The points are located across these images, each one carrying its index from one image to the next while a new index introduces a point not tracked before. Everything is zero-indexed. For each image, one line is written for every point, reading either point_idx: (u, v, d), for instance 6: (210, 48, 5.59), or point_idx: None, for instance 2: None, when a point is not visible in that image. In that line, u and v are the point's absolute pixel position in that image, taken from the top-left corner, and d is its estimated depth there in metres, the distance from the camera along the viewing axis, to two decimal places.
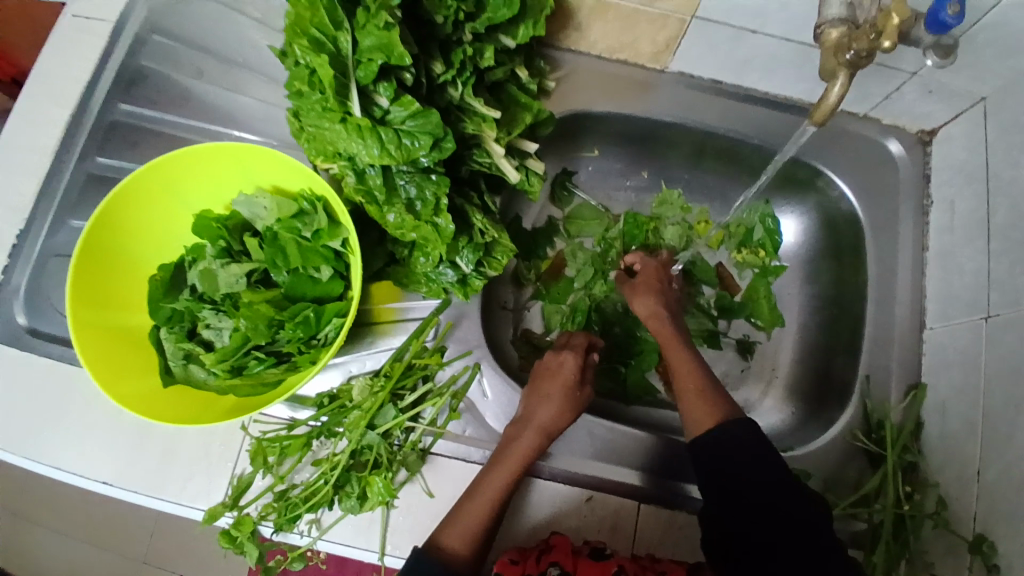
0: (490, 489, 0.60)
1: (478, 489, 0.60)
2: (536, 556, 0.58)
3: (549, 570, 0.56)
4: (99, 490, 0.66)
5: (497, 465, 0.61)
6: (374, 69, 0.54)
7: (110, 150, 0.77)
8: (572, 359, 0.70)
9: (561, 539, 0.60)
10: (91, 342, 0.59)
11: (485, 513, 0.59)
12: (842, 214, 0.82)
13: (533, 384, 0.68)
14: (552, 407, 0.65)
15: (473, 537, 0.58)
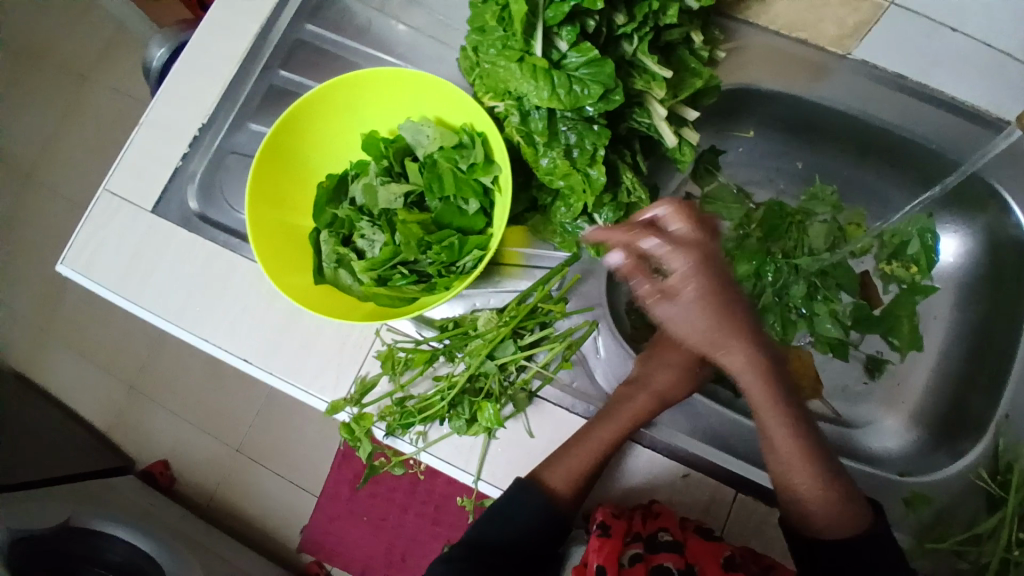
0: (598, 438, 0.64)
1: (588, 435, 0.64)
2: (643, 518, 0.60)
3: (659, 533, 0.57)
4: (240, 366, 0.75)
5: (607, 417, 0.65)
6: (564, 11, 0.55)
7: (291, 65, 0.83)
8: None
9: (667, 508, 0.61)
10: (267, 233, 0.66)
11: (592, 459, 0.63)
12: (1013, 240, 0.74)
13: (655, 350, 0.70)
14: (669, 376, 0.68)
15: (575, 478, 0.63)
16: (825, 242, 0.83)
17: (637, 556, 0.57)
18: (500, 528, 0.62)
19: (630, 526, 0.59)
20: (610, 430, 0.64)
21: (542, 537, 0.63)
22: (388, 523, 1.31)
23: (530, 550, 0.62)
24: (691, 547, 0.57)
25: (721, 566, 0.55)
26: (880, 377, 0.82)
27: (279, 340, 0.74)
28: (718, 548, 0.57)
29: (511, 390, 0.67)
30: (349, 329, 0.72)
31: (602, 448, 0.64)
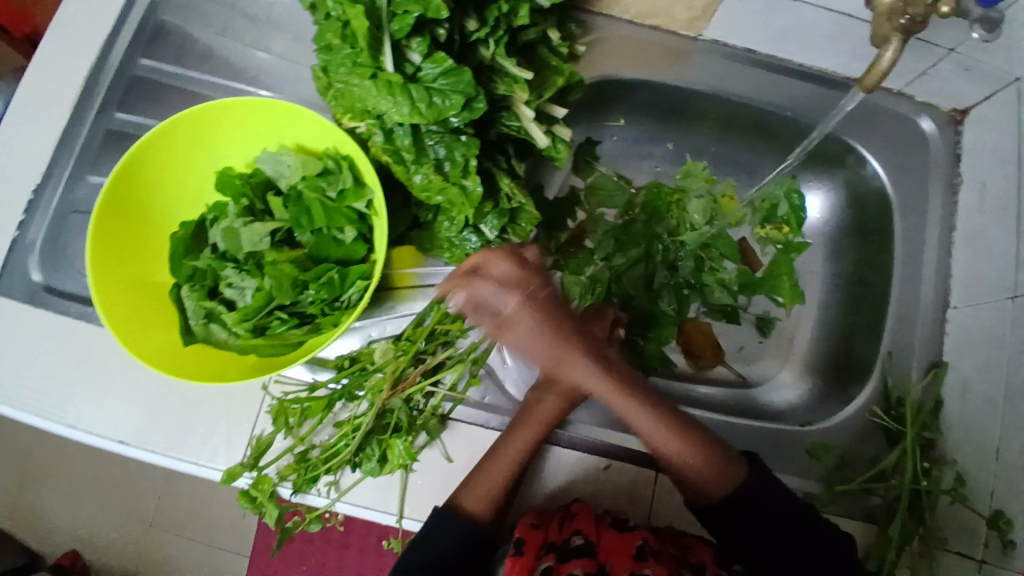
0: (512, 447, 0.62)
1: (500, 448, 0.63)
2: (559, 523, 0.61)
3: (572, 539, 0.59)
4: (116, 449, 0.66)
5: (519, 424, 0.64)
6: (408, 23, 0.52)
7: (130, 105, 0.74)
8: (599, 327, 0.72)
9: (583, 507, 0.62)
10: (118, 297, 0.59)
11: (506, 473, 0.62)
12: (872, 191, 0.80)
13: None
14: None
15: (492, 494, 0.61)
16: (704, 217, 0.83)
17: (549, 568, 0.59)
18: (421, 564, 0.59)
19: (546, 536, 0.60)
20: (523, 438, 0.63)
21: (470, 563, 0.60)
22: (329, 566, 1.23)
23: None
24: (604, 547, 0.59)
25: (632, 561, 0.58)
26: (771, 333, 0.87)
27: (159, 411, 0.66)
28: (630, 540, 0.59)
29: (422, 419, 0.64)
30: (234, 388, 0.66)
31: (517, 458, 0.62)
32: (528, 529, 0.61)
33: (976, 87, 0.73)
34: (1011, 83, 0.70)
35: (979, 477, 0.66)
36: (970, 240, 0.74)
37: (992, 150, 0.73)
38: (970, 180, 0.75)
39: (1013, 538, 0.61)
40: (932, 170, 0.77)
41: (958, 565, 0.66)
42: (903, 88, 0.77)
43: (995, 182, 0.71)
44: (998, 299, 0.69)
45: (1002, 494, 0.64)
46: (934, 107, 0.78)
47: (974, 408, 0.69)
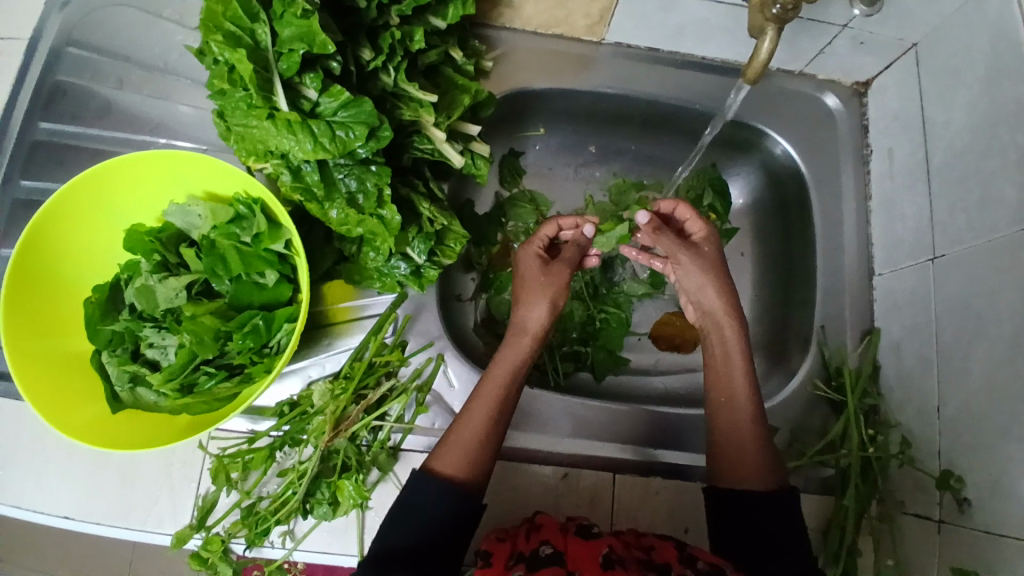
0: (484, 398, 0.61)
1: (467, 408, 0.61)
2: (526, 534, 0.59)
3: (542, 548, 0.56)
4: (58, 526, 0.63)
5: (488, 374, 0.64)
6: (296, 61, 0.51)
7: (36, 171, 0.72)
8: (533, 255, 0.73)
9: (549, 519, 0.60)
10: (33, 372, 0.57)
11: (478, 425, 0.60)
12: (786, 170, 0.82)
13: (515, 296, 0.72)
14: (528, 304, 0.70)
15: (469, 452, 0.59)
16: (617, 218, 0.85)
17: None
18: (399, 540, 0.55)
19: (514, 547, 0.58)
20: (492, 388, 0.62)
21: (458, 530, 0.57)
22: None
23: (436, 548, 0.55)
24: (573, 556, 0.56)
25: (600, 566, 0.55)
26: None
27: (99, 482, 0.63)
28: (597, 548, 0.57)
29: (371, 455, 0.63)
30: (174, 449, 0.64)
31: (490, 407, 0.61)
32: (495, 542, 0.59)
33: (873, 59, 0.76)
34: (909, 49, 0.73)
35: (924, 436, 0.67)
36: (885, 205, 0.77)
37: (894, 117, 0.76)
38: (879, 149, 0.78)
39: (967, 494, 0.61)
40: (843, 144, 0.80)
41: (915, 525, 0.66)
42: (803, 69, 0.80)
43: (901, 148, 0.75)
44: (917, 260, 0.71)
45: (948, 450, 0.64)
46: (836, 83, 0.82)
47: (908, 367, 0.70)
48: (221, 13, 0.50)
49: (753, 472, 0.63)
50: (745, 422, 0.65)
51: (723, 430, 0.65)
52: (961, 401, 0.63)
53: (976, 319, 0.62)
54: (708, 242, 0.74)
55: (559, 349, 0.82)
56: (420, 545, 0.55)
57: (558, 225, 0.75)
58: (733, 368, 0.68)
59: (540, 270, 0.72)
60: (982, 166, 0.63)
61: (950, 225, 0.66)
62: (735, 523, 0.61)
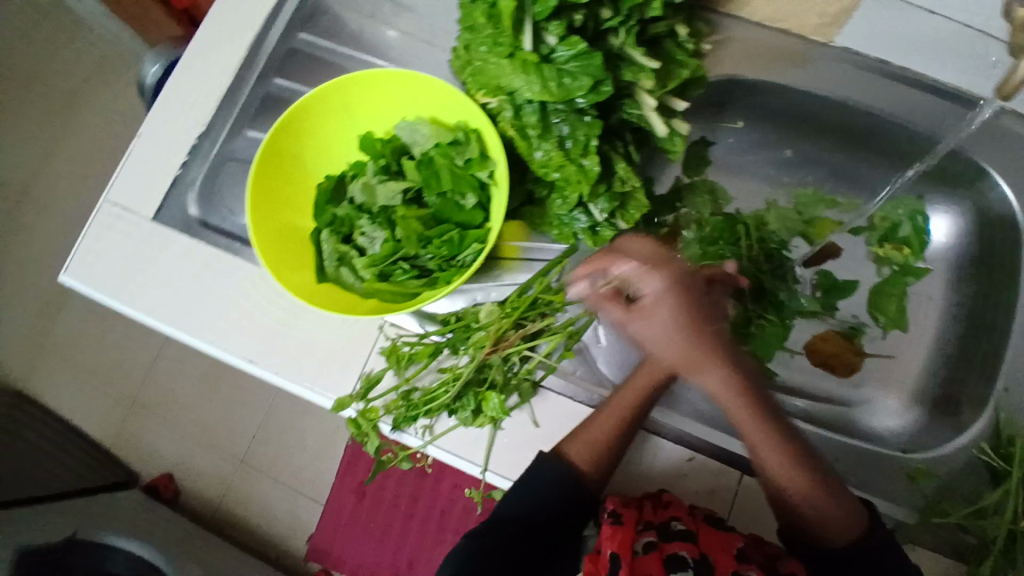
0: (619, 404, 0.64)
1: (606, 407, 0.64)
2: (655, 508, 0.60)
3: (671, 523, 0.58)
4: (244, 369, 0.76)
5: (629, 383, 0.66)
6: (550, 6, 0.57)
7: (287, 72, 0.85)
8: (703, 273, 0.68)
9: (676, 498, 0.61)
10: (270, 230, 0.67)
11: (613, 428, 0.63)
12: (1002, 218, 0.76)
13: None
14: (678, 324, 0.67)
15: (595, 449, 0.63)
16: (793, 230, 0.85)
17: (652, 543, 0.57)
18: (514, 508, 0.63)
19: (642, 515, 0.60)
20: (627, 396, 0.65)
21: (566, 511, 0.63)
22: (394, 528, 1.33)
23: (546, 525, 0.63)
24: (703, 538, 0.57)
25: (733, 560, 0.56)
26: (860, 343, 0.84)
27: (283, 339, 0.75)
28: (729, 540, 0.58)
29: (515, 381, 0.69)
30: (349, 329, 0.74)
31: (625, 411, 0.64)
32: (622, 504, 0.61)
33: None
34: None
35: None
36: None
37: None
38: None
39: None
40: None
41: None
42: None
43: None
44: None
45: None
46: None
47: None
48: None
49: (844, 531, 0.59)
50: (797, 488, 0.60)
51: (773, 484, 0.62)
52: None
53: None
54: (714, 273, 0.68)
55: None
56: (532, 521, 0.62)
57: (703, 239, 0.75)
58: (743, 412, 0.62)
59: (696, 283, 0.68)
60: None
61: None
62: (830, 570, 0.60)
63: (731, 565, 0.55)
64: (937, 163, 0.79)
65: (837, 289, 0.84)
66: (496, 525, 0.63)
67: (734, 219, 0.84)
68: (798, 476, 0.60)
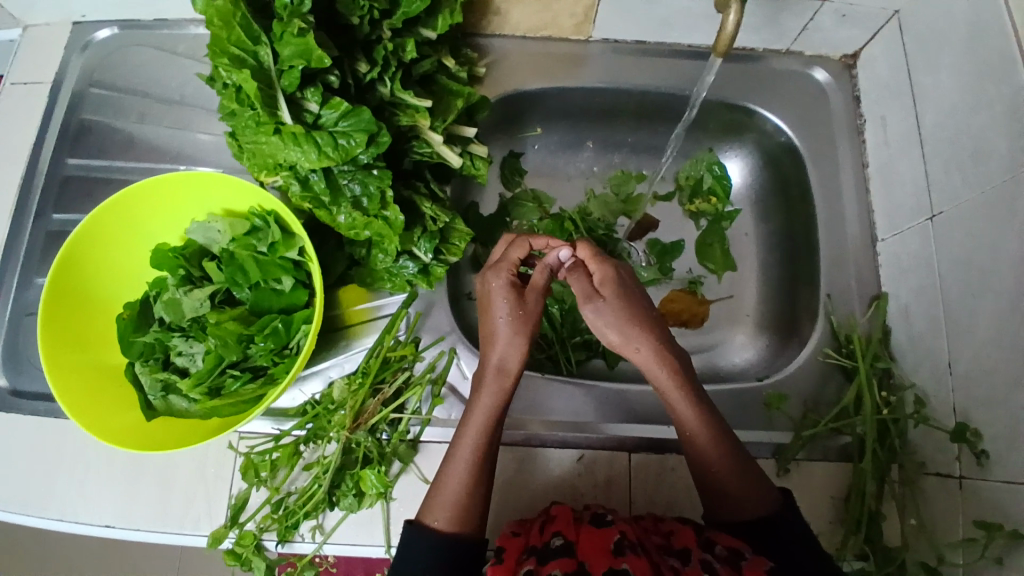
0: (463, 449, 0.59)
1: (449, 463, 0.60)
2: (539, 528, 0.58)
3: (551, 541, 0.56)
4: (102, 534, 0.67)
5: (464, 424, 0.61)
6: (296, 76, 0.55)
7: (65, 204, 0.77)
8: (503, 281, 0.63)
9: (562, 510, 0.59)
10: (72, 384, 0.61)
11: (462, 481, 0.58)
12: (782, 147, 0.84)
13: (486, 323, 0.63)
14: (498, 345, 0.61)
15: (452, 507, 0.58)
16: (612, 213, 0.88)
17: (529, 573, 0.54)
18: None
19: (527, 541, 0.57)
20: (472, 436, 0.60)
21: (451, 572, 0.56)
22: None
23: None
24: (583, 546, 0.55)
25: (610, 556, 0.54)
26: (702, 292, 0.88)
27: (136, 489, 0.67)
28: (607, 536, 0.56)
29: (391, 447, 0.66)
30: (208, 450, 0.68)
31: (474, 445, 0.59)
32: (507, 538, 0.58)
33: (857, 32, 0.77)
34: (892, 17, 0.74)
35: (938, 395, 0.67)
36: (880, 173, 0.77)
37: (882, 86, 0.77)
38: (872, 118, 0.79)
39: (985, 448, 0.60)
40: (835, 117, 0.81)
41: (937, 485, 0.66)
42: (790, 48, 0.82)
43: (893, 115, 0.75)
44: (918, 221, 0.71)
45: (962, 405, 0.64)
46: (824, 58, 0.83)
47: (918, 327, 0.70)
48: (226, 38, 0.54)
49: (750, 505, 0.60)
50: (715, 460, 0.61)
51: (707, 481, 0.62)
52: (972, 354, 0.63)
53: (977, 269, 0.63)
54: (607, 284, 0.64)
55: (570, 340, 0.83)
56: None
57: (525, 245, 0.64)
58: (682, 407, 0.62)
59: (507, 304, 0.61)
60: (970, 122, 0.64)
61: (945, 183, 0.67)
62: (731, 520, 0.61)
63: (606, 563, 0.53)
64: (705, 112, 0.85)
65: (668, 252, 0.87)
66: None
67: (561, 218, 0.85)
68: (727, 445, 0.61)
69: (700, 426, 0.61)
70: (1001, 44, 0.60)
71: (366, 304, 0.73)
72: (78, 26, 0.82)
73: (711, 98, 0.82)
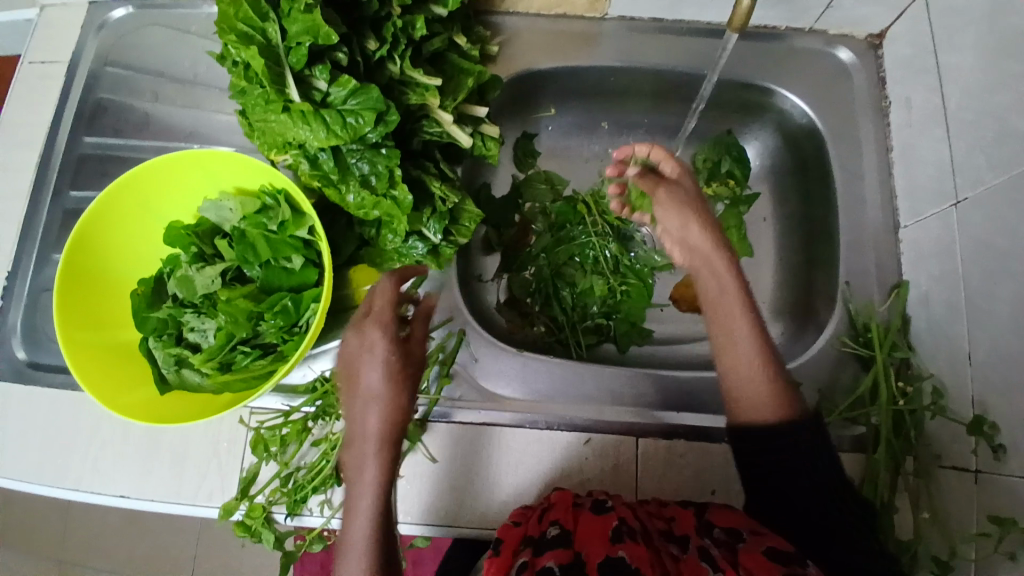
0: (361, 507, 0.56)
1: (348, 524, 0.56)
2: (538, 517, 0.58)
3: (549, 529, 0.56)
4: (117, 504, 0.69)
5: (349, 483, 0.57)
6: (304, 53, 0.55)
7: (82, 182, 0.79)
8: (381, 338, 0.59)
9: (562, 499, 0.60)
10: (89, 357, 0.62)
11: (365, 547, 0.54)
12: (801, 128, 0.81)
13: (349, 382, 0.58)
14: (382, 408, 0.57)
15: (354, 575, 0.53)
16: None
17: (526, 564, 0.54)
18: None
19: (526, 531, 0.58)
20: (370, 492, 0.56)
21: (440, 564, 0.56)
22: None
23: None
24: (581, 534, 0.56)
25: (608, 543, 0.54)
26: None
27: (152, 461, 0.69)
28: (607, 522, 0.56)
29: None
30: (220, 426, 0.69)
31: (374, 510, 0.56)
32: (506, 529, 0.59)
33: (882, 9, 0.74)
34: None
35: (957, 386, 0.65)
36: (904, 156, 0.75)
37: (906, 65, 0.74)
38: (896, 99, 0.76)
39: (1002, 441, 0.58)
40: (858, 98, 0.78)
41: (953, 478, 0.64)
42: (812, 26, 0.79)
43: (918, 95, 0.72)
44: (941, 208, 0.68)
45: (980, 397, 0.62)
46: (849, 37, 0.80)
47: (937, 316, 0.68)
48: (235, 15, 0.55)
49: (772, 408, 0.60)
50: (751, 360, 0.61)
51: (730, 372, 0.62)
52: (991, 343, 0.61)
53: (999, 256, 0.60)
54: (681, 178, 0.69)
55: (581, 324, 0.82)
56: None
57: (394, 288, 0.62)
58: (742, 324, 0.62)
59: (390, 361, 0.58)
60: (996, 100, 0.61)
61: (968, 165, 0.65)
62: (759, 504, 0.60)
63: (604, 550, 0.53)
64: (722, 93, 0.83)
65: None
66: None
67: (573, 200, 0.85)
68: (771, 357, 0.62)
69: (739, 317, 0.62)
70: None
71: (378, 284, 0.73)
72: (93, 6, 0.83)
73: (730, 78, 0.80)
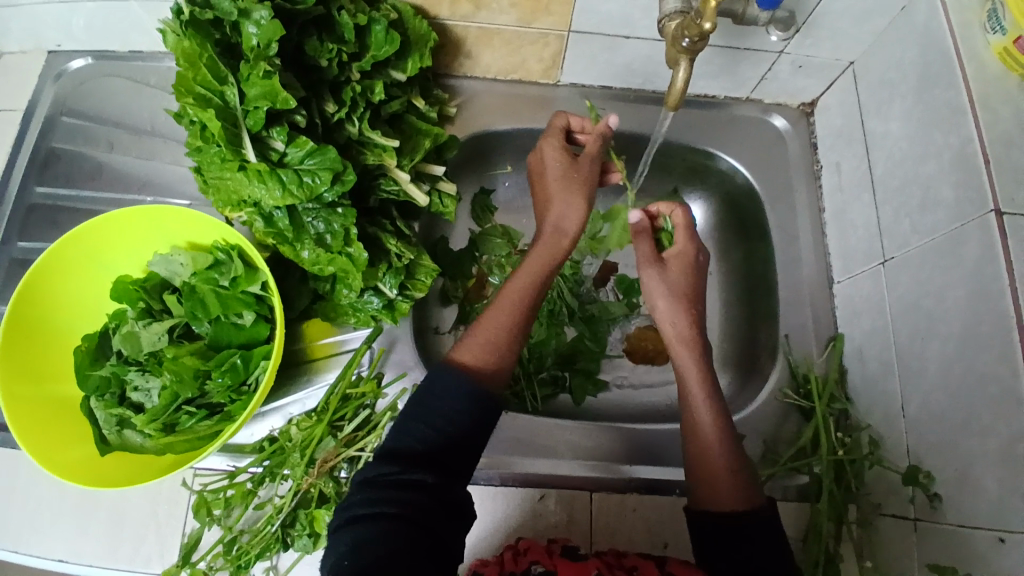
0: (507, 302, 0.63)
1: (489, 316, 0.62)
2: (514, 557, 0.60)
3: (531, 568, 0.58)
4: (54, 569, 0.65)
5: (513, 277, 0.65)
6: (261, 116, 0.56)
7: (31, 232, 0.77)
8: (555, 150, 0.71)
9: (533, 543, 0.62)
10: (29, 420, 0.60)
11: (510, 322, 0.62)
12: (741, 190, 0.86)
13: (547, 189, 0.70)
14: (575, 207, 0.68)
15: (491, 350, 0.60)
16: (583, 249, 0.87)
17: None
18: (414, 444, 0.54)
19: (502, 569, 0.59)
20: (513, 302, 0.63)
21: (470, 430, 0.56)
22: None
23: (449, 464, 0.55)
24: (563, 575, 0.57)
25: None
26: None
27: (89, 525, 0.65)
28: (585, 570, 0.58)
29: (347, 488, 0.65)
30: (161, 487, 0.67)
31: (510, 323, 0.62)
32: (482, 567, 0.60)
33: (813, 81, 0.81)
34: (846, 69, 0.78)
35: (892, 437, 0.68)
36: (836, 216, 0.80)
37: (837, 132, 0.80)
38: (828, 164, 0.82)
39: (937, 490, 0.61)
40: (793, 161, 0.84)
41: (894, 528, 0.66)
42: (750, 96, 0.85)
43: (847, 161, 0.78)
44: (871, 265, 0.73)
45: (915, 448, 0.64)
46: (783, 105, 0.87)
47: (872, 368, 0.72)
48: (191, 78, 0.55)
49: (717, 495, 0.59)
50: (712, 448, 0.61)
51: (695, 454, 0.62)
52: (923, 397, 0.64)
53: (924, 314, 0.64)
54: (681, 259, 0.71)
55: (537, 375, 0.83)
56: (407, 512, 0.50)
57: (569, 117, 0.74)
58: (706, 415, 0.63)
59: (563, 166, 0.70)
60: (919, 169, 0.66)
61: (895, 228, 0.69)
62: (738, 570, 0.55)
63: None
64: (668, 154, 0.87)
65: (636, 287, 0.89)
66: (365, 487, 0.52)
67: None
68: (731, 455, 0.61)
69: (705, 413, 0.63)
70: (949, 93, 0.62)
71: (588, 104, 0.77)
72: (52, 55, 0.82)
73: (676, 139, 0.85)
